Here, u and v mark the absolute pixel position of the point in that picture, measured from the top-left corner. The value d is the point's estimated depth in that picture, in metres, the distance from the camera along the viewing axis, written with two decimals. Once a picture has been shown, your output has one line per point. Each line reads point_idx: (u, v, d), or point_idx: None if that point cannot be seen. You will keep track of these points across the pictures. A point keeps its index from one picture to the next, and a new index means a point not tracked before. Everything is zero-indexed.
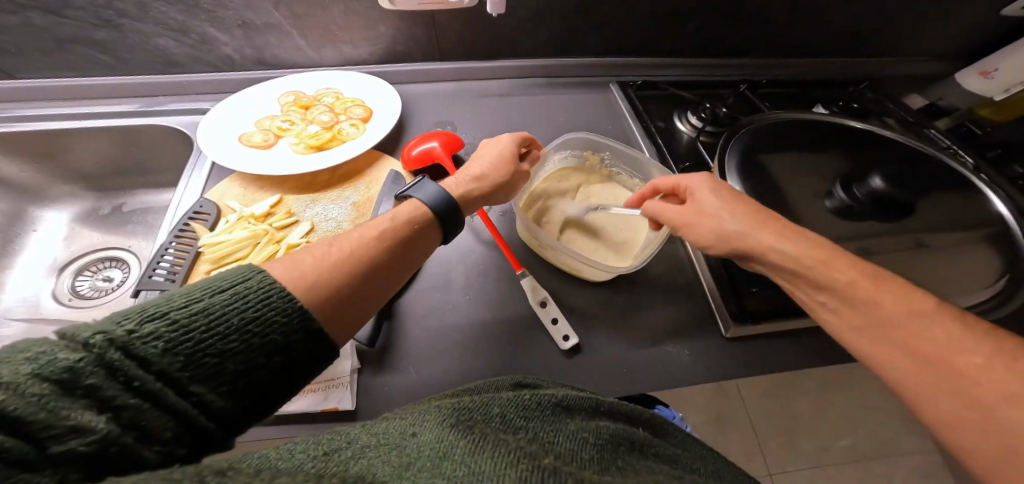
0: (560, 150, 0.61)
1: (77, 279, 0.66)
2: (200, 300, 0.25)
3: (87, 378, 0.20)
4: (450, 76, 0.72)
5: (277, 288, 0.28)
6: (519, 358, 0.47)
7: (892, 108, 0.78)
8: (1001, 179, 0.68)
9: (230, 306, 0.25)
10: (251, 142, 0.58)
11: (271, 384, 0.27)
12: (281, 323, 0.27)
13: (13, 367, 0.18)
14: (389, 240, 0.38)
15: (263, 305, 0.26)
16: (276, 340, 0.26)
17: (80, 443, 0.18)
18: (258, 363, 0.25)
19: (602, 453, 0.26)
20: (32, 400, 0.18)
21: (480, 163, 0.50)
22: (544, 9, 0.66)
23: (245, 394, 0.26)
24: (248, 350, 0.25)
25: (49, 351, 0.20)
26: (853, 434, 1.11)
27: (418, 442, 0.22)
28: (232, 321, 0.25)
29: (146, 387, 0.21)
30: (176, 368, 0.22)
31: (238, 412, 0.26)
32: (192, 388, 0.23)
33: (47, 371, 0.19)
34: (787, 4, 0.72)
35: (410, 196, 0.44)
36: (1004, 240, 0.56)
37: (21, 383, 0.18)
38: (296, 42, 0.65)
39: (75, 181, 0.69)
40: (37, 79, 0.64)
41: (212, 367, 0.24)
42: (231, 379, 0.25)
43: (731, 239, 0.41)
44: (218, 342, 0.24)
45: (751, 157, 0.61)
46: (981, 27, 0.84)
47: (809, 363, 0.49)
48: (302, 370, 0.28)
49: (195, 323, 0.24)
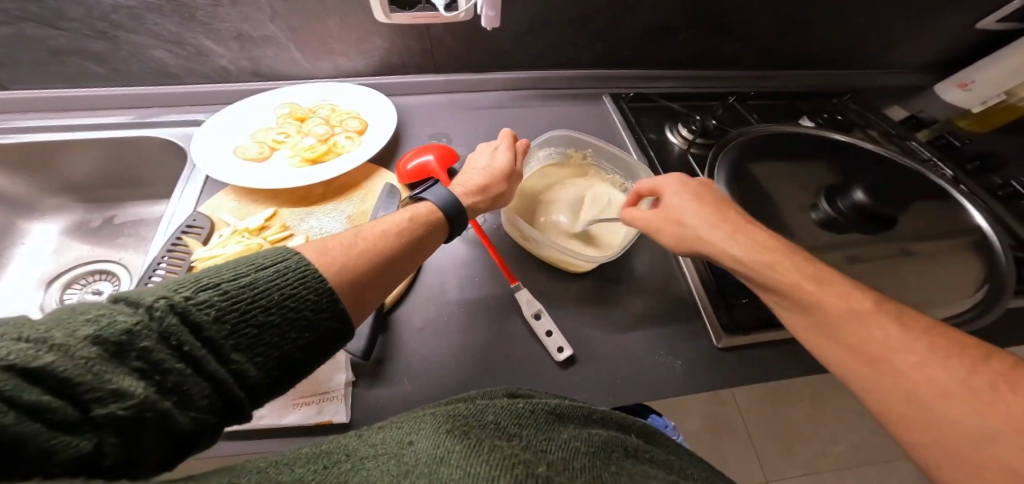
0: (545, 146, 0.63)
1: (65, 293, 0.65)
2: (246, 274, 0.26)
3: (141, 341, 0.21)
4: (444, 87, 0.73)
5: (312, 269, 0.29)
6: (514, 368, 0.47)
7: (874, 119, 0.80)
8: (979, 190, 0.70)
9: (273, 281, 0.27)
10: (246, 155, 0.58)
11: (302, 359, 0.28)
12: (314, 300, 0.28)
13: (73, 328, 0.19)
14: (408, 235, 0.39)
15: (300, 283, 0.28)
16: (308, 316, 0.27)
17: (119, 407, 0.19)
18: (290, 337, 0.27)
19: (595, 460, 0.26)
20: (81, 362, 0.18)
21: (475, 174, 0.49)
22: (536, 21, 0.67)
23: (277, 367, 0.26)
24: (284, 324, 0.26)
25: (109, 314, 0.21)
26: (846, 439, 1.13)
27: (415, 450, 0.22)
28: (273, 296, 0.26)
29: (193, 353, 0.22)
30: (221, 335, 0.24)
31: (268, 384, 0.26)
32: (233, 357, 0.24)
33: (103, 333, 0.20)
34: (771, 19, 0.74)
35: (422, 199, 0.45)
36: (983, 250, 0.58)
37: (74, 344, 0.18)
38: (291, 54, 0.65)
39: (64, 194, 0.69)
40: (29, 90, 0.64)
41: (251, 338, 0.25)
42: (266, 350, 0.26)
43: (693, 242, 0.44)
44: (259, 313, 0.25)
45: (741, 169, 0.63)
46: (957, 41, 0.86)
47: (797, 370, 0.50)
48: (328, 347, 0.29)
49: (242, 295, 0.25)
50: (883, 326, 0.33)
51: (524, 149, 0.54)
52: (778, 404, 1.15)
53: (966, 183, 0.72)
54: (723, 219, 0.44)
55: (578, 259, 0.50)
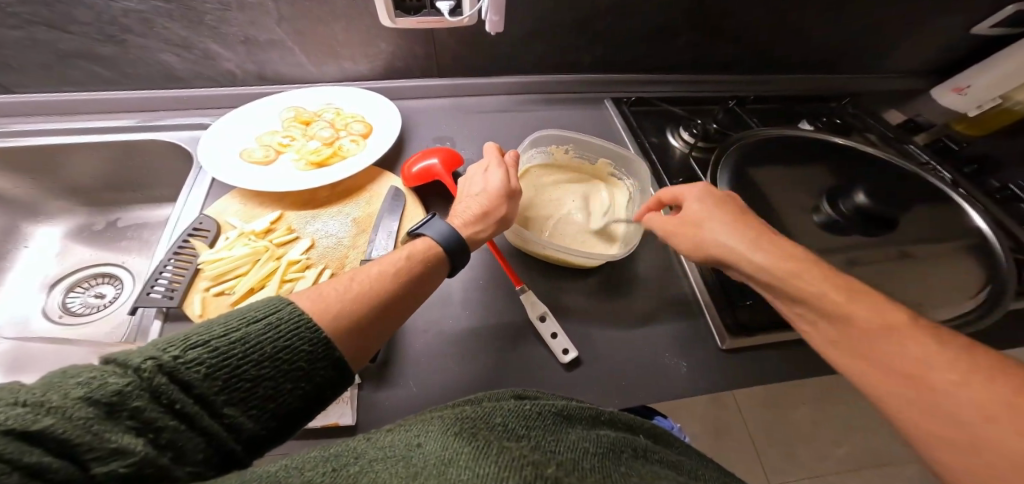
0: (530, 149, 0.63)
1: (68, 296, 0.64)
2: (238, 329, 0.26)
3: (133, 401, 0.21)
4: (449, 91, 0.74)
5: (306, 319, 0.29)
6: (520, 371, 0.47)
7: (872, 124, 0.81)
8: (978, 194, 0.72)
9: (265, 335, 0.27)
10: (252, 157, 0.59)
11: (296, 408, 0.28)
12: (307, 351, 0.28)
13: (66, 390, 0.19)
14: (402, 275, 0.39)
15: (294, 335, 0.28)
16: (302, 367, 0.28)
17: (121, 465, 0.19)
18: (284, 388, 0.27)
19: (604, 461, 0.26)
20: (78, 423, 0.18)
21: (472, 201, 0.49)
22: (540, 27, 0.68)
23: (271, 417, 0.27)
24: (278, 376, 0.27)
25: (101, 376, 0.21)
26: (850, 442, 1.13)
27: (423, 452, 0.23)
28: (265, 350, 0.26)
29: (186, 409, 0.23)
30: (214, 391, 0.24)
31: (264, 434, 0.27)
32: (225, 410, 0.25)
33: (97, 395, 0.20)
34: (772, 23, 0.75)
35: (421, 234, 0.44)
36: (983, 252, 0.59)
37: (69, 406, 0.19)
38: (297, 58, 0.66)
39: (71, 197, 0.69)
40: (36, 94, 0.64)
41: (245, 391, 0.25)
42: (259, 402, 0.26)
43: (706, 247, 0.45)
44: (251, 367, 0.26)
45: (742, 173, 0.64)
46: (955, 46, 0.88)
47: (803, 372, 0.50)
48: (319, 397, 0.30)
49: (234, 350, 0.25)
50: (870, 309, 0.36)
51: (512, 161, 0.54)
52: (781, 407, 1.16)
53: (964, 186, 0.73)
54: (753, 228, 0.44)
55: (592, 259, 0.51)
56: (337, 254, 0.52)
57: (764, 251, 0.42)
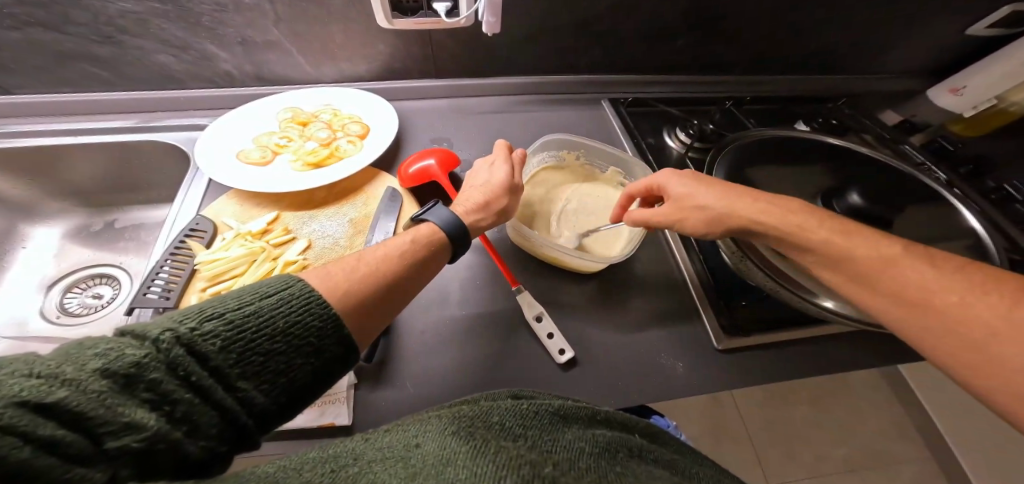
0: (537, 153, 0.63)
1: (65, 297, 0.64)
2: (251, 304, 0.27)
3: (150, 373, 0.21)
4: (446, 92, 0.74)
5: (317, 296, 0.29)
6: (516, 371, 0.47)
7: (869, 125, 0.81)
8: (974, 194, 0.72)
9: (278, 309, 0.27)
10: (250, 159, 0.59)
11: (307, 383, 0.28)
12: (318, 327, 0.28)
13: (83, 362, 0.19)
14: (408, 258, 0.39)
15: (305, 310, 0.28)
16: (313, 343, 0.28)
17: (133, 439, 0.19)
18: (295, 363, 0.27)
19: (600, 460, 0.27)
20: (92, 395, 0.18)
21: (474, 191, 0.50)
22: (536, 29, 0.69)
23: (284, 392, 0.27)
24: (290, 351, 0.27)
25: (118, 347, 0.21)
26: (848, 442, 1.13)
27: (421, 452, 0.23)
28: (278, 324, 0.27)
29: (201, 382, 0.23)
30: (229, 364, 0.24)
31: (276, 409, 0.27)
32: (239, 384, 0.25)
33: (114, 366, 0.20)
34: (768, 24, 0.76)
35: (424, 220, 0.45)
36: (977, 251, 0.59)
37: (84, 378, 0.19)
38: (295, 60, 0.66)
39: (69, 199, 0.69)
40: (34, 95, 0.64)
41: (258, 365, 0.25)
42: (272, 377, 0.26)
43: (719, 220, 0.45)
44: (264, 342, 0.26)
45: (739, 173, 0.64)
46: (950, 47, 0.88)
47: (798, 371, 0.51)
48: (330, 373, 0.30)
49: (247, 324, 0.25)
50: (922, 270, 0.35)
51: (519, 159, 0.54)
52: (779, 407, 1.16)
53: (960, 187, 0.73)
54: (733, 191, 0.46)
55: (594, 262, 0.51)
56: (335, 255, 0.52)
57: (759, 210, 0.44)
